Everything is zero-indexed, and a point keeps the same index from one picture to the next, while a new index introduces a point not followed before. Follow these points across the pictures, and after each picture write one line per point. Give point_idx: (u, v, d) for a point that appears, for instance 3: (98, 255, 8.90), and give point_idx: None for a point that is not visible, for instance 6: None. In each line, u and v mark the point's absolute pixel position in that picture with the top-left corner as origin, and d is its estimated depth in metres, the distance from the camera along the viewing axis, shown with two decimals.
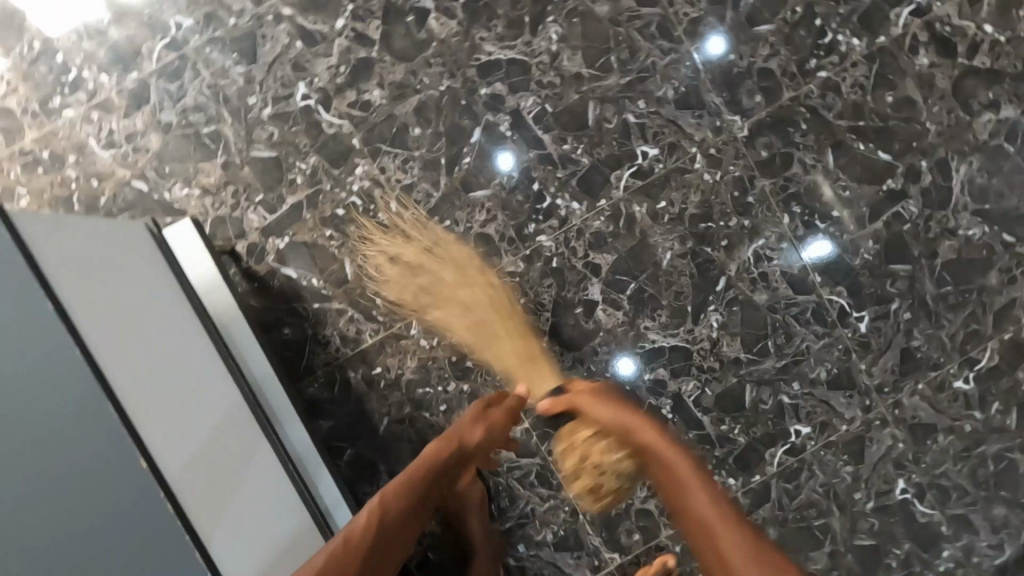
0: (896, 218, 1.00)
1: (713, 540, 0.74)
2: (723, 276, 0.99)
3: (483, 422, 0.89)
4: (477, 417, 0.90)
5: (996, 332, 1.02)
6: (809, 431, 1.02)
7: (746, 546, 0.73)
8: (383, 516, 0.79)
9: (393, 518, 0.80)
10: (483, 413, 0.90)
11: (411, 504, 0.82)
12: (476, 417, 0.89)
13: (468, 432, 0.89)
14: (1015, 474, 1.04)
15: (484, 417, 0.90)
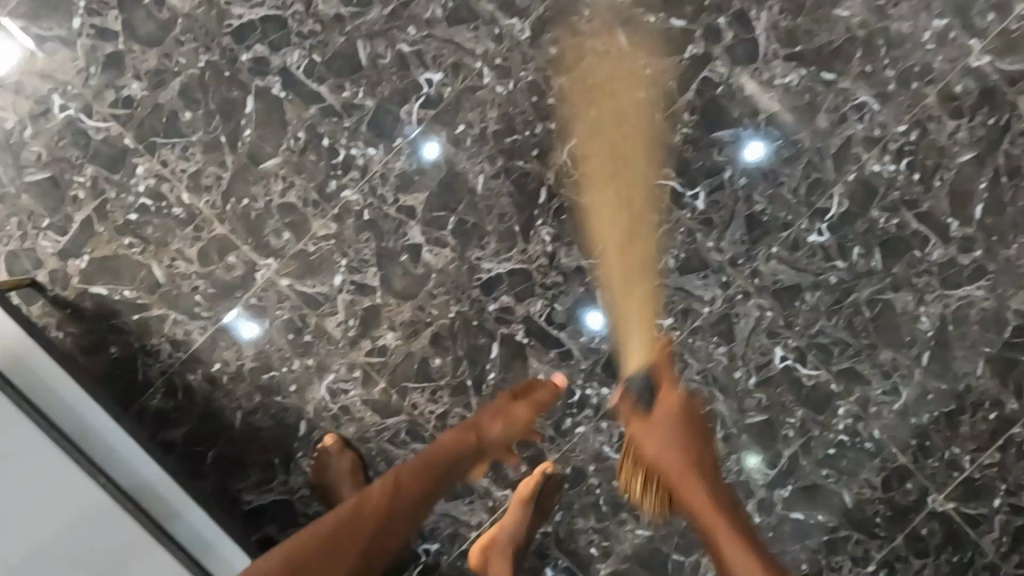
0: (708, 84, 0.95)
1: (716, 536, 0.82)
2: (543, 187, 0.95)
3: (506, 418, 0.87)
4: (501, 411, 0.88)
5: (840, 175, 0.98)
6: (671, 322, 0.99)
7: (735, 546, 0.80)
8: (388, 507, 0.79)
9: (395, 506, 0.80)
10: (507, 410, 0.88)
11: (415, 495, 0.82)
12: (495, 410, 0.88)
13: (493, 422, 0.87)
14: (893, 314, 1.01)
15: (506, 414, 0.88)
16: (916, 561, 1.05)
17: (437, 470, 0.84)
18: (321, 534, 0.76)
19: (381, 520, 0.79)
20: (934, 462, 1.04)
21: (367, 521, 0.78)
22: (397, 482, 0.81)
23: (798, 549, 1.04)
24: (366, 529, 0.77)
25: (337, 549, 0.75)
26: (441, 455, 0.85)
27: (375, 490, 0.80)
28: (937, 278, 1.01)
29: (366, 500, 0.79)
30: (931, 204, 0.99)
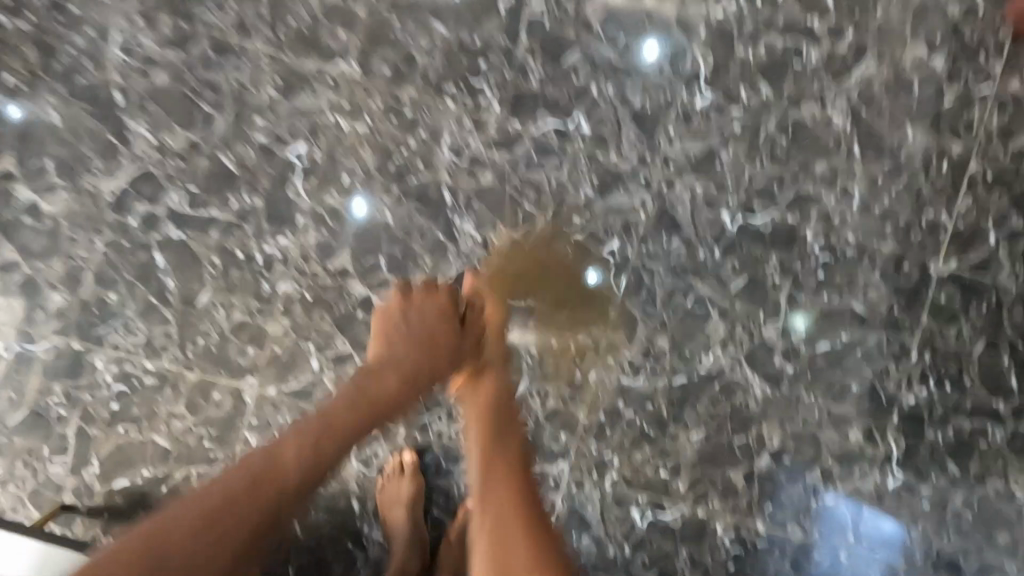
0: (533, 23, 0.98)
1: (510, 497, 0.76)
2: (443, 189, 0.98)
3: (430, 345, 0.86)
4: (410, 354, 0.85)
5: (693, 36, 1.00)
6: (619, 242, 1.01)
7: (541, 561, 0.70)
8: (364, 407, 0.79)
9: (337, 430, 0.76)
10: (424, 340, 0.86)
11: (335, 449, 0.74)
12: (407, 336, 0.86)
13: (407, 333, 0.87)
14: (808, 128, 1.03)
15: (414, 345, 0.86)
16: (950, 330, 1.06)
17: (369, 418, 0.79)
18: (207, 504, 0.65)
19: (278, 495, 0.68)
20: (917, 235, 1.05)
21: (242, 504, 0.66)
22: (316, 443, 0.73)
23: (841, 376, 1.05)
24: (247, 521, 0.66)
25: (229, 520, 0.65)
26: (370, 398, 0.80)
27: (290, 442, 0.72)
28: (828, 77, 1.03)
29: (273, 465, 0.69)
30: (786, 17, 1.01)
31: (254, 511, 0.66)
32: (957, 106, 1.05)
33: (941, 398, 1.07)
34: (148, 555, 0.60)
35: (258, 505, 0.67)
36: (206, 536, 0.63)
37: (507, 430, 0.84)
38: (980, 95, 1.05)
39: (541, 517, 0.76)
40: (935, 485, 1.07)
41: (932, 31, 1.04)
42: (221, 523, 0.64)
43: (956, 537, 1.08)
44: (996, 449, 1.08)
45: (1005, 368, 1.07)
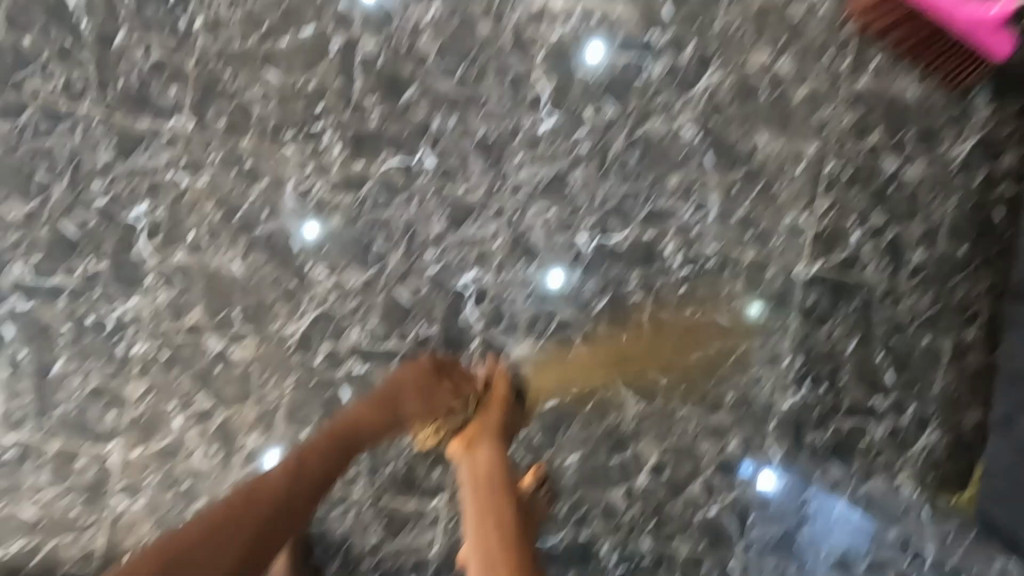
0: (367, 62, 0.98)
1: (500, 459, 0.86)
2: (291, 236, 0.98)
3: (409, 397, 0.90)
4: (401, 391, 0.92)
5: (530, 61, 1.00)
6: (475, 273, 1.01)
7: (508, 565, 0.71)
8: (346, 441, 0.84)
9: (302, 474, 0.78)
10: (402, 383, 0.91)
11: (314, 483, 0.78)
12: (392, 380, 0.91)
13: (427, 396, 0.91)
14: (656, 143, 1.02)
15: (428, 395, 0.91)
16: (821, 331, 1.06)
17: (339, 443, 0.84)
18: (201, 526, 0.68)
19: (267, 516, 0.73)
20: (778, 239, 1.05)
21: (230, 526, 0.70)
22: (293, 479, 0.77)
23: (713, 387, 1.05)
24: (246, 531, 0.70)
25: (228, 531, 0.69)
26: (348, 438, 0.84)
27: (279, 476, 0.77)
28: (672, 90, 1.02)
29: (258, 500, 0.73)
30: (624, 33, 1.01)
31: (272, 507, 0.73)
32: (806, 108, 1.04)
33: (817, 400, 1.07)
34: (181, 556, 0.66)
35: (257, 518, 0.71)
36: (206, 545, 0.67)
37: (501, 430, 0.88)
38: (828, 94, 1.04)
39: (504, 494, 0.80)
40: (818, 487, 1.08)
41: (775, 35, 1.03)
42: (227, 532, 0.69)
43: (844, 536, 1.09)
44: (877, 445, 1.08)
45: (879, 364, 1.07)
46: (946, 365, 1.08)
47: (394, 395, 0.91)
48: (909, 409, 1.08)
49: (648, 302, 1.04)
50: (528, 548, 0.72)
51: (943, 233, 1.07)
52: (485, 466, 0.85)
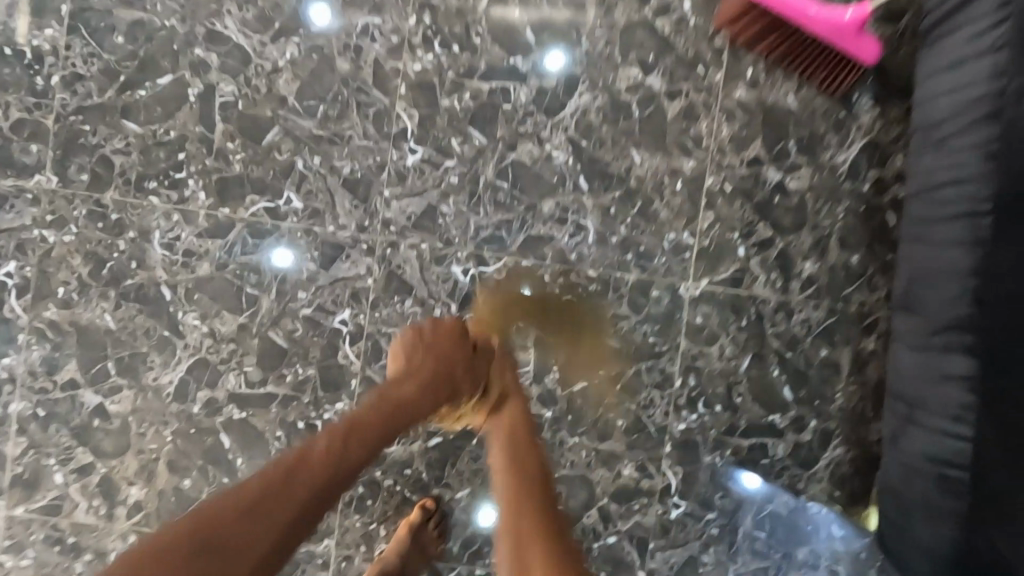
0: (226, 107, 0.97)
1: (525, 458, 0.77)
2: (161, 285, 0.98)
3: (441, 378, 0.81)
4: (448, 358, 0.83)
5: (392, 94, 0.99)
6: (350, 312, 1.00)
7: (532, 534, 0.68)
8: (398, 407, 0.76)
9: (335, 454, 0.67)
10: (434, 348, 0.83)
11: (355, 463, 0.68)
12: (433, 347, 0.83)
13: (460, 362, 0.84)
14: (527, 168, 1.00)
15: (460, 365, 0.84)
16: (712, 349, 1.03)
17: (384, 410, 0.75)
18: (237, 494, 0.59)
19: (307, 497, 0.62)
20: (661, 258, 1.02)
21: (263, 509, 0.59)
22: (347, 443, 0.69)
23: (604, 413, 1.03)
24: (273, 524, 0.59)
25: (272, 511, 0.59)
26: (398, 404, 0.76)
27: (317, 444, 0.67)
28: (541, 114, 1.00)
29: (296, 469, 0.63)
30: (486, 60, 0.99)
31: (287, 505, 0.60)
32: (681, 122, 1.02)
33: (713, 420, 1.04)
34: (212, 530, 0.55)
35: (292, 501, 0.61)
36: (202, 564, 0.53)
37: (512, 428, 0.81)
38: (704, 107, 1.02)
39: (534, 483, 0.72)
40: (722, 509, 1.05)
41: (643, 50, 1.01)
42: (267, 504, 0.59)
43: (752, 559, 1.05)
44: (780, 463, 1.05)
45: (776, 379, 1.04)
46: (847, 377, 1.05)
47: (444, 374, 0.81)
48: (812, 424, 1.05)
49: (530, 329, 1.02)
50: (567, 544, 0.64)
51: (834, 241, 1.04)
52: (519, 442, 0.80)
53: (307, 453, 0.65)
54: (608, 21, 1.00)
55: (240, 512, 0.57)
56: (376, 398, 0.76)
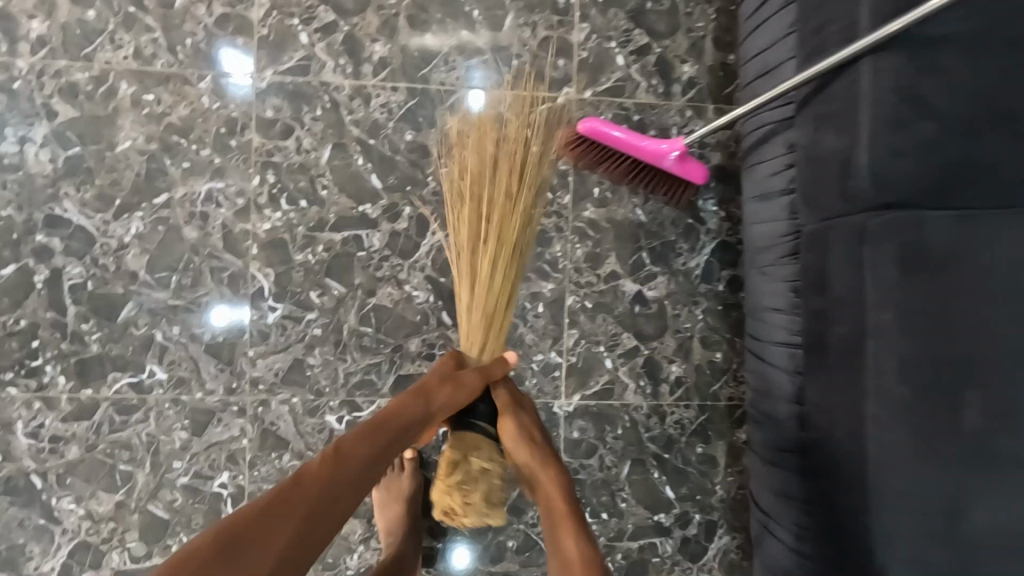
0: (76, 289, 0.97)
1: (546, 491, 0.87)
2: (31, 474, 0.97)
3: (455, 390, 0.88)
4: (444, 378, 0.89)
5: (245, 255, 0.99)
6: (228, 474, 1.00)
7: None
8: (390, 416, 0.82)
9: (346, 455, 0.77)
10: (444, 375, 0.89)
11: (363, 462, 0.77)
12: (444, 374, 0.89)
13: (518, 428, 0.90)
14: (390, 311, 1.02)
15: (524, 436, 0.90)
16: (591, 461, 1.07)
17: (386, 432, 0.81)
18: (263, 501, 0.70)
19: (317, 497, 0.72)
20: (531, 380, 1.05)
21: (278, 515, 0.68)
22: (346, 448, 0.77)
23: (495, 535, 1.06)
24: (301, 507, 0.70)
25: (290, 505, 0.70)
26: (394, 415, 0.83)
27: (348, 440, 0.78)
28: (396, 256, 1.02)
29: (304, 480, 0.72)
30: (336, 211, 1.00)
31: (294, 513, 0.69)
32: (536, 247, 1.04)
33: (600, 527, 1.07)
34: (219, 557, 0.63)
35: (303, 500, 0.71)
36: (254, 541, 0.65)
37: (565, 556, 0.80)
38: (556, 231, 1.05)
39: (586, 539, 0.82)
40: None
41: None
42: (281, 509, 0.69)
43: None
44: (670, 559, 1.09)
45: (657, 481, 1.08)
46: (725, 470, 1.09)
47: (428, 385, 0.87)
48: (696, 518, 1.09)
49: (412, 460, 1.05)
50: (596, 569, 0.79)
51: (697, 342, 1.08)
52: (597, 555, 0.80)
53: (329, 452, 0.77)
54: None
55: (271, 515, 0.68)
56: (382, 413, 0.83)
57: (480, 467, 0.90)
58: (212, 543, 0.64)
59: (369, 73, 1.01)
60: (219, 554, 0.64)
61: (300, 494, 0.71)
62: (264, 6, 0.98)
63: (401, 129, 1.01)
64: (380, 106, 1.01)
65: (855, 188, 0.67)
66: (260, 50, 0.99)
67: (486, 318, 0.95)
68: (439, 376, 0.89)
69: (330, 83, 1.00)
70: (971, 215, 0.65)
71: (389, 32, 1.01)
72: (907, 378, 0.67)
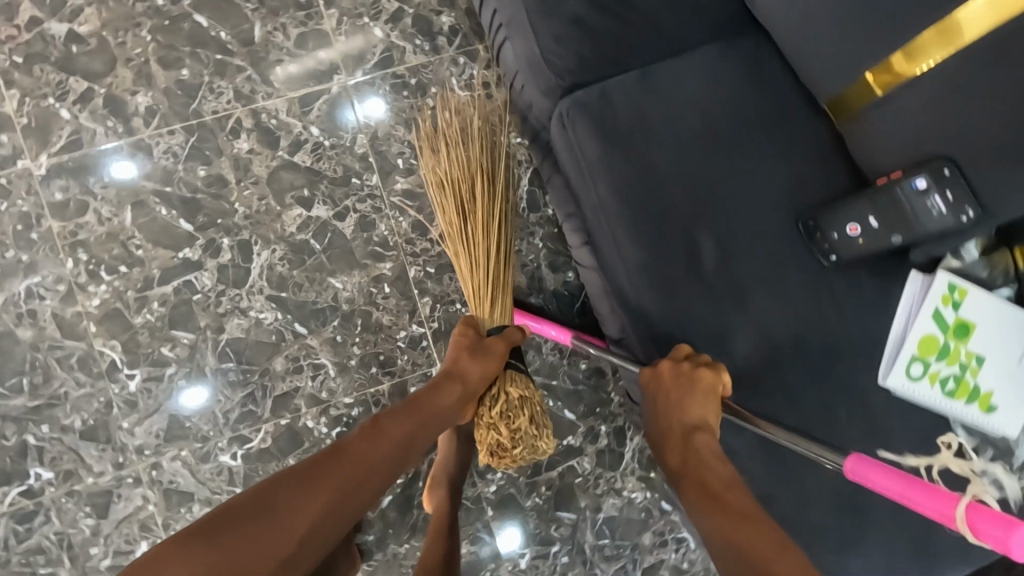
0: None
1: (725, 522, 0.63)
2: None
3: (480, 361, 0.91)
4: (474, 358, 0.91)
5: (85, 336, 1.01)
6: (147, 542, 1.02)
7: None
8: (426, 410, 0.85)
9: (380, 439, 0.77)
10: (473, 351, 0.92)
11: (393, 446, 0.78)
12: (473, 353, 0.91)
13: (685, 406, 0.74)
14: (244, 340, 1.04)
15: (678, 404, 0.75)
16: None
17: (419, 417, 0.83)
18: (298, 472, 0.69)
19: (348, 489, 0.71)
20: (403, 357, 1.08)
21: (315, 486, 0.68)
22: (378, 436, 0.77)
23: (420, 511, 1.09)
24: (331, 488, 0.69)
25: (322, 480, 0.69)
26: (428, 411, 0.85)
27: (355, 434, 0.76)
28: (232, 287, 1.04)
29: (343, 453, 0.73)
30: (157, 265, 1.02)
31: (325, 487, 0.69)
32: (362, 233, 1.07)
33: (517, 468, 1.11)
34: (246, 526, 0.62)
35: (335, 481, 0.70)
36: (280, 510, 0.64)
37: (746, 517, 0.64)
38: (375, 212, 1.07)
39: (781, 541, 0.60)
40: (562, 539, 1.12)
41: (296, 188, 1.05)
42: (312, 488, 0.68)
43: (608, 565, 1.12)
44: (592, 475, 1.13)
45: (554, 408, 1.12)
46: (613, 376, 1.13)
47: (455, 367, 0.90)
48: (603, 429, 1.13)
49: None
50: None
51: (546, 269, 1.10)
52: (749, 520, 0.63)
53: (364, 431, 0.77)
54: (251, 178, 1.04)
55: (303, 490, 0.67)
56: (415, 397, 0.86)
57: (520, 397, 0.94)
58: (241, 504, 0.64)
59: (141, 125, 1.02)
60: (253, 516, 0.63)
61: (347, 466, 0.72)
62: (15, 96, 0.99)
63: (192, 168, 1.03)
64: (164, 152, 1.02)
65: (546, 80, 0.81)
66: (27, 140, 0.99)
67: (491, 276, 0.97)
68: (460, 351, 0.92)
69: (108, 147, 1.01)
70: (646, 80, 0.80)
71: (146, 81, 1.02)
72: (641, 237, 0.79)
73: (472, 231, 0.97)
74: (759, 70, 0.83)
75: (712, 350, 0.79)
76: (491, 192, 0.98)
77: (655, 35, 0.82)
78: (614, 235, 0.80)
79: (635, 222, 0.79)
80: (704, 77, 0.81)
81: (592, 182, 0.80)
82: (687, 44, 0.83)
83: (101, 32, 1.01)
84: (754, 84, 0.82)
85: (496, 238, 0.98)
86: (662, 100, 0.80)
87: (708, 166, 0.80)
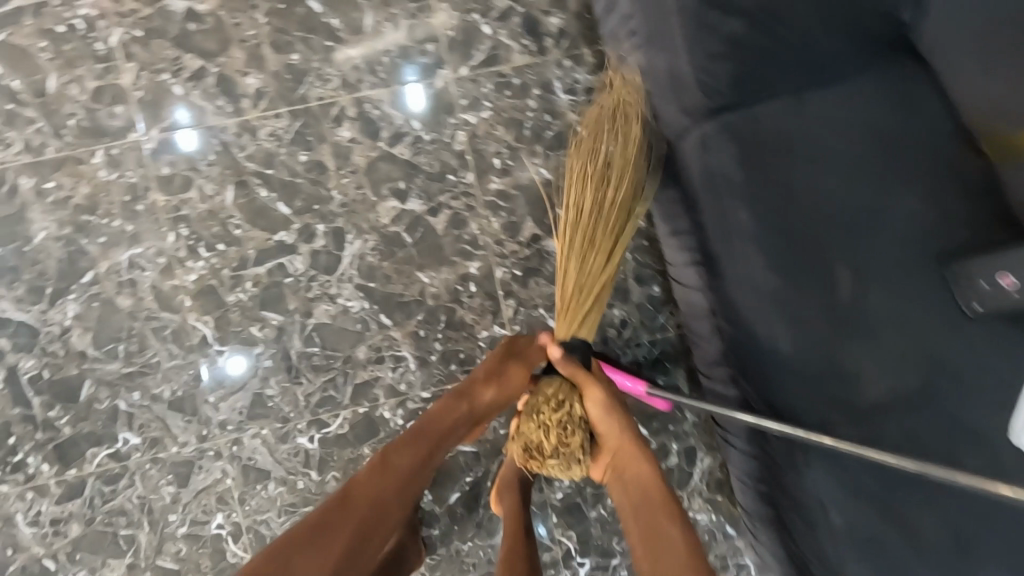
0: (34, 380, 1.02)
1: None
2: (43, 559, 1.02)
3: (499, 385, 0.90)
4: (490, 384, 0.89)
5: (180, 310, 1.03)
6: (222, 515, 1.05)
7: None
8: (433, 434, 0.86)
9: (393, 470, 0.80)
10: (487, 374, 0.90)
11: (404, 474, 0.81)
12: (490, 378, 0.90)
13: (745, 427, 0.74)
14: (330, 327, 1.05)
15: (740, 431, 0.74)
16: None
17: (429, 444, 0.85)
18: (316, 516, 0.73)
19: (368, 519, 0.75)
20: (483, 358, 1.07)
21: (335, 526, 0.72)
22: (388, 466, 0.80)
23: (486, 511, 1.09)
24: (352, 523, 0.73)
25: (341, 519, 0.73)
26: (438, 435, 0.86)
27: (364, 469, 0.80)
28: (323, 273, 1.05)
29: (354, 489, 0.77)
30: (253, 246, 1.04)
31: (347, 524, 0.73)
32: (453, 230, 1.07)
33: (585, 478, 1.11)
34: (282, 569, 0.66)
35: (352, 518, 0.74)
36: (309, 549, 0.69)
37: None
38: (468, 210, 1.07)
39: None
40: (623, 552, 1.11)
41: (393, 181, 1.05)
42: (333, 525, 0.72)
43: None
44: None
45: None
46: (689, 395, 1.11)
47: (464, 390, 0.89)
48: (674, 448, 1.12)
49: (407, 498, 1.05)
50: None
51: (632, 281, 1.09)
52: None
53: (373, 466, 0.80)
54: (350, 167, 1.05)
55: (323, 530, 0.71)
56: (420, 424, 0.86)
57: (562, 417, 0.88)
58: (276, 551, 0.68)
59: (249, 106, 1.03)
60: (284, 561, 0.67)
61: (364, 503, 0.76)
62: (133, 69, 1.01)
63: (294, 152, 1.04)
64: (269, 135, 1.03)
65: (687, 99, 0.84)
66: (140, 113, 1.01)
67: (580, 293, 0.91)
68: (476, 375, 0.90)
69: (216, 126, 1.02)
70: (790, 110, 0.83)
71: (258, 62, 1.03)
72: (775, 266, 0.81)
73: (583, 255, 0.90)
74: (909, 99, 0.82)
75: (840, 384, 0.80)
76: (617, 232, 0.91)
77: (809, 59, 0.81)
78: (744, 260, 0.82)
79: (769, 251, 0.81)
80: (853, 108, 0.82)
81: (729, 208, 0.83)
82: (844, 70, 0.83)
83: (219, 12, 1.02)
84: (906, 113, 0.81)
85: (593, 253, 0.90)
86: (808, 130, 0.82)
87: (849, 199, 0.81)
